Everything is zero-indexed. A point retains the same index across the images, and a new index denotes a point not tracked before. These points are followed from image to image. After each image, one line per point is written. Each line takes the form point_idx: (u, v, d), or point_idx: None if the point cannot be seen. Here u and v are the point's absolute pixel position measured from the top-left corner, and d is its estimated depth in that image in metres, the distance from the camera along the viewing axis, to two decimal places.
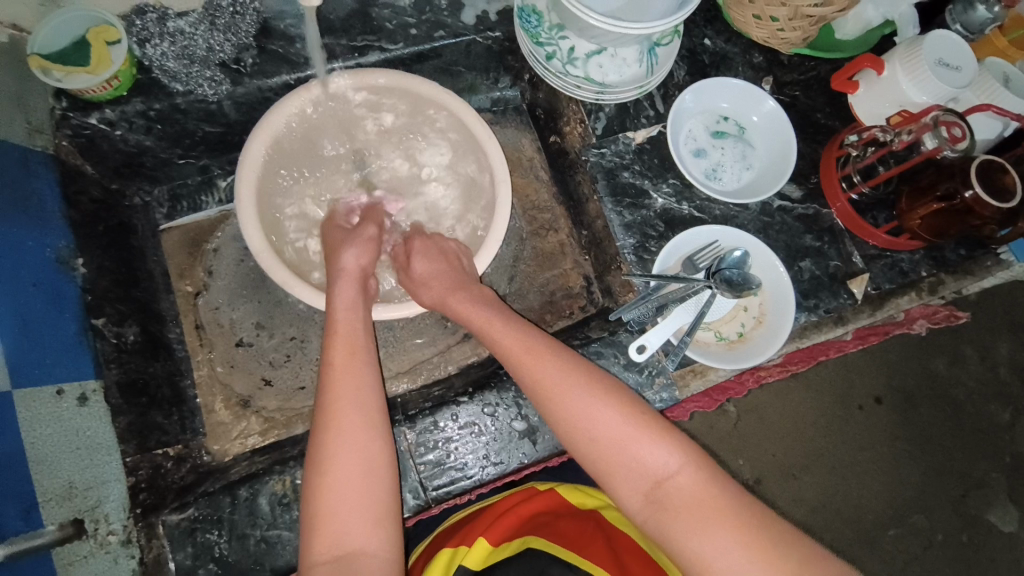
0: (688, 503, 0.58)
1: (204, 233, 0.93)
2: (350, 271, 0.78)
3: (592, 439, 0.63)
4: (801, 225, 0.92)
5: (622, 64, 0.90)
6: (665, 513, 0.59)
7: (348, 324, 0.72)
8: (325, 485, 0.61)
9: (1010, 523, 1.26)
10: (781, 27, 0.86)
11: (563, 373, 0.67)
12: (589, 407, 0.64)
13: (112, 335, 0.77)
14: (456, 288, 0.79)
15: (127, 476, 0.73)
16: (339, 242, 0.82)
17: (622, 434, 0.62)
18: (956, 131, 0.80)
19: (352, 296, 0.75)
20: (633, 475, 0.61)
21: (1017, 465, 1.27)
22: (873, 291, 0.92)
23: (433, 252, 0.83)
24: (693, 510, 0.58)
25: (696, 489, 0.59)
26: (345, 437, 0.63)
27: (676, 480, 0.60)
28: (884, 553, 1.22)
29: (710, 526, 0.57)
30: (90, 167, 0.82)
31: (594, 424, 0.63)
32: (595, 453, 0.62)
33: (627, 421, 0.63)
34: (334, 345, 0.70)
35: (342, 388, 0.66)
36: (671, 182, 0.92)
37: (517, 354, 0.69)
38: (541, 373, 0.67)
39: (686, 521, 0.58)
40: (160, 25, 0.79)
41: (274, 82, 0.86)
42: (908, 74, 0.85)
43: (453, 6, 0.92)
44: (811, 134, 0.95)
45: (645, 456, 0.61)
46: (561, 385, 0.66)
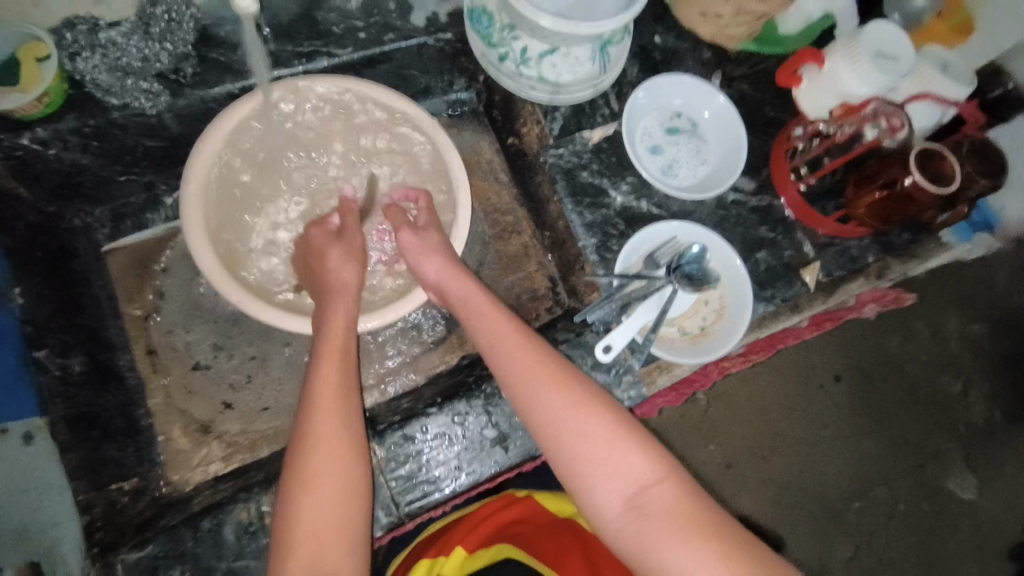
0: (670, 510, 0.59)
1: (151, 252, 0.90)
2: (345, 286, 0.76)
3: (577, 441, 0.63)
4: (755, 217, 0.94)
5: (576, 63, 0.90)
6: (644, 521, 0.59)
7: (334, 342, 0.70)
8: (304, 509, 0.61)
9: (968, 490, 1.32)
10: (725, 22, 0.89)
11: (552, 377, 0.66)
12: (574, 417, 0.64)
13: (56, 368, 0.73)
14: (448, 292, 0.77)
15: (81, 514, 0.70)
16: (325, 250, 0.79)
17: (609, 437, 0.62)
18: (895, 122, 0.85)
19: (348, 313, 0.74)
20: (617, 478, 0.61)
21: (971, 434, 1.34)
22: (825, 278, 0.95)
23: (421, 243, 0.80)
24: (673, 518, 0.58)
25: (675, 499, 0.60)
26: (329, 462, 0.62)
27: (658, 488, 0.60)
28: (851, 526, 1.27)
29: (690, 538, 0.57)
30: (25, 191, 0.77)
31: (580, 433, 0.63)
32: (576, 460, 0.62)
33: (612, 428, 0.63)
34: (324, 362, 0.67)
35: (328, 411, 0.65)
36: (629, 180, 0.93)
37: (507, 359, 0.69)
38: (530, 380, 0.66)
39: (666, 531, 0.58)
40: (91, 37, 0.74)
41: (217, 92, 0.83)
42: (850, 66, 0.86)
43: (401, 8, 0.90)
44: (761, 127, 0.97)
45: (630, 464, 0.61)
46: (545, 393, 0.65)
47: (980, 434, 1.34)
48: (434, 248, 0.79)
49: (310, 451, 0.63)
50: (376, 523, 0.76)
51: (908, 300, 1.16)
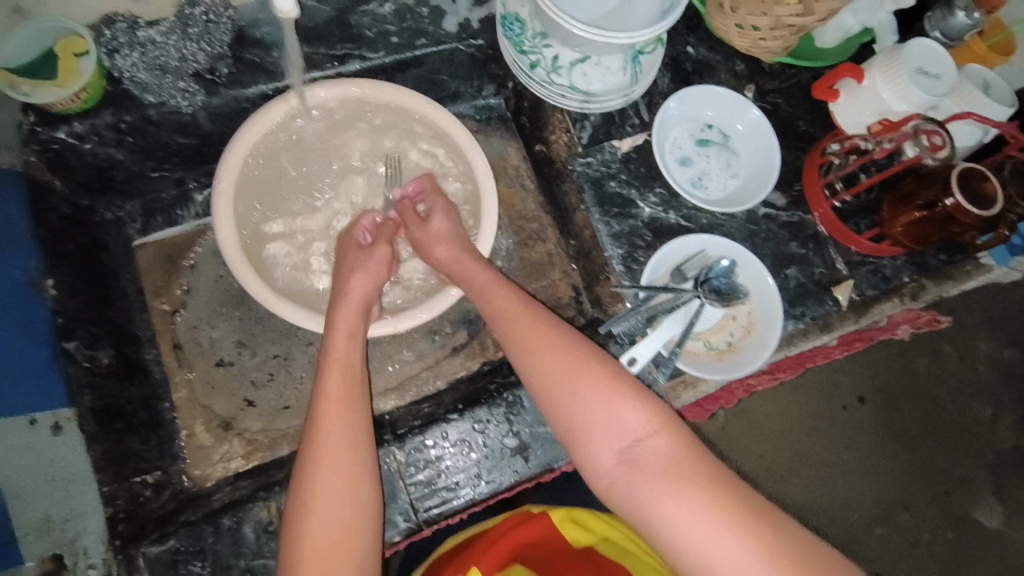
0: (663, 463, 0.61)
1: (180, 248, 0.90)
2: (355, 301, 0.76)
3: (573, 402, 0.66)
4: (786, 232, 0.93)
5: (607, 71, 0.90)
6: (638, 474, 0.62)
7: (342, 359, 0.71)
8: (308, 530, 0.61)
9: (995, 520, 1.28)
10: (763, 37, 0.85)
11: (550, 347, 0.69)
12: (573, 382, 0.67)
13: (85, 359, 0.73)
14: (453, 271, 0.80)
15: (105, 505, 0.70)
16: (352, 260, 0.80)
17: (602, 396, 0.65)
18: (937, 140, 0.81)
19: (352, 328, 0.74)
20: (609, 435, 0.64)
21: (999, 462, 1.30)
22: (857, 297, 0.93)
23: (446, 231, 0.81)
24: (664, 469, 0.61)
25: (668, 452, 0.62)
26: (332, 479, 0.63)
27: (651, 442, 0.63)
28: (872, 553, 1.23)
29: (682, 487, 0.60)
30: (60, 183, 0.78)
31: (579, 396, 0.66)
32: (574, 418, 0.66)
33: (607, 389, 0.66)
34: (328, 380, 0.69)
35: (333, 427, 0.66)
36: (658, 191, 0.92)
37: (508, 324, 0.73)
38: (534, 346, 0.70)
39: (658, 480, 0.61)
40: (130, 34, 0.75)
41: (251, 92, 0.84)
42: (889, 84, 0.85)
43: (434, 13, 0.91)
44: (794, 141, 0.96)
45: (626, 419, 0.64)
46: (544, 361, 0.69)
47: (1010, 463, 1.30)
48: (447, 239, 0.81)
49: (315, 469, 0.64)
50: (394, 528, 0.75)
51: (944, 324, 1.13)
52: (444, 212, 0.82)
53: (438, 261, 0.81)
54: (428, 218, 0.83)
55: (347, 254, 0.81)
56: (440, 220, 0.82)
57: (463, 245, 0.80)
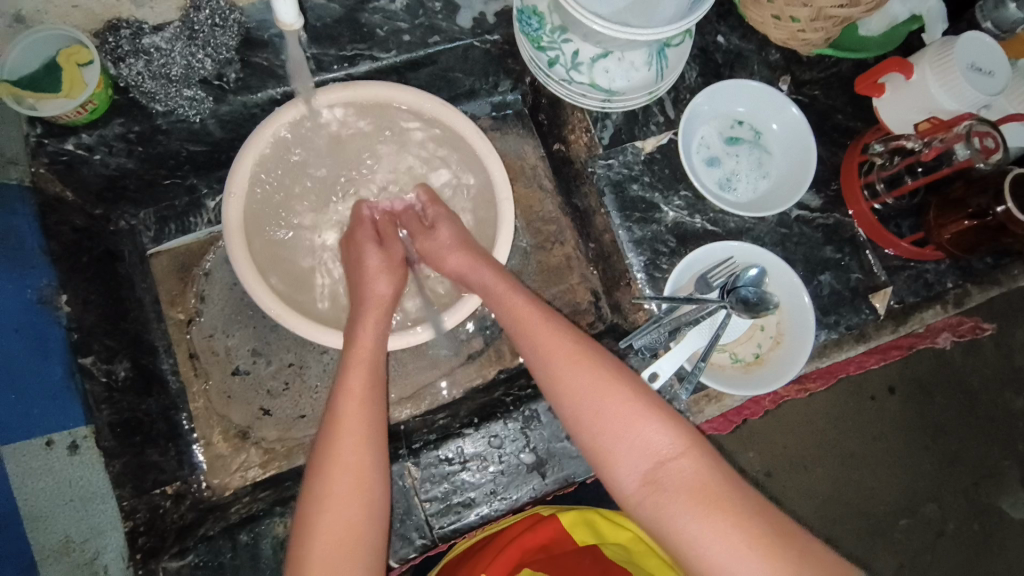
0: (690, 485, 0.58)
1: (193, 257, 0.90)
2: (379, 301, 0.75)
3: (598, 418, 0.63)
4: (820, 236, 0.87)
5: (631, 67, 0.84)
6: (663, 495, 0.59)
7: (361, 361, 0.69)
8: (316, 531, 0.60)
9: (1020, 509, 1.23)
10: (802, 29, 0.79)
11: (574, 359, 0.66)
12: (596, 394, 0.64)
13: (102, 374, 0.74)
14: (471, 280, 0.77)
15: (124, 520, 0.71)
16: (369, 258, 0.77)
17: (628, 412, 0.62)
18: (989, 142, 0.76)
19: (377, 328, 0.73)
20: (635, 454, 0.61)
21: None
22: (896, 305, 0.87)
23: (455, 239, 0.79)
24: (691, 492, 0.58)
25: (695, 474, 0.59)
26: (345, 480, 0.62)
27: (678, 462, 0.60)
28: (896, 546, 1.18)
29: (709, 513, 0.56)
30: (71, 194, 0.78)
31: (602, 410, 0.63)
32: (594, 430, 0.63)
33: (632, 405, 0.63)
34: (348, 379, 0.67)
35: (350, 428, 0.64)
36: (683, 194, 0.87)
37: (530, 334, 0.69)
38: (559, 356, 0.67)
39: (684, 504, 0.57)
40: (134, 42, 0.74)
41: (260, 97, 0.82)
42: (940, 79, 0.78)
43: (448, 8, 0.86)
44: (831, 137, 0.90)
45: (650, 438, 0.61)
46: (567, 372, 0.66)
47: None
48: (456, 243, 0.78)
49: (329, 469, 0.62)
50: (410, 545, 0.74)
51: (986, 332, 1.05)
52: (446, 222, 0.80)
53: (452, 269, 0.78)
54: (433, 228, 0.80)
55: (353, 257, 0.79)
56: (446, 229, 0.79)
57: (473, 250, 0.77)
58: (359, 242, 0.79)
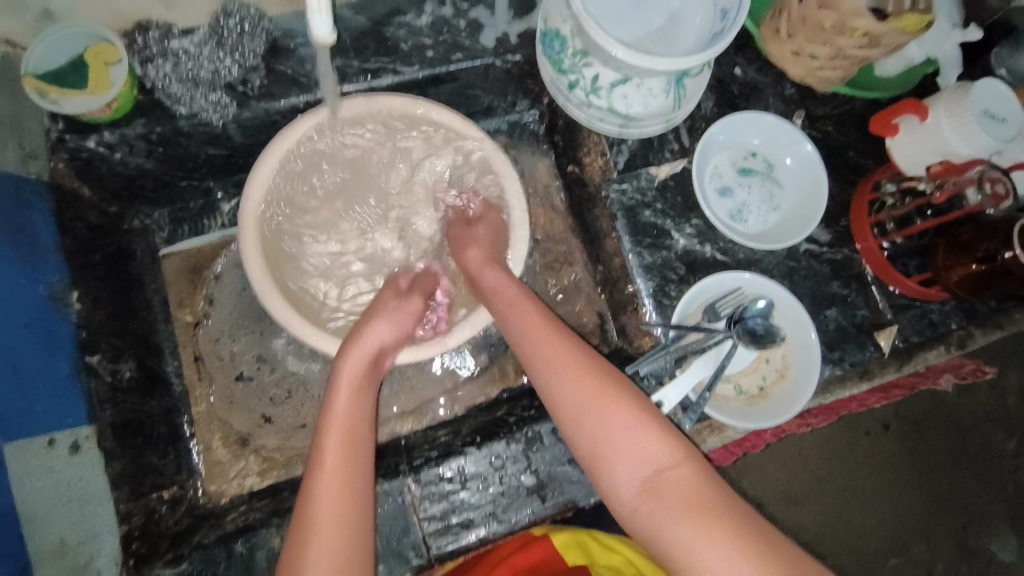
0: (683, 495, 0.58)
1: (204, 259, 0.90)
2: (393, 309, 0.76)
3: (596, 425, 0.63)
4: (828, 271, 0.88)
5: (649, 94, 0.85)
6: (659, 504, 0.58)
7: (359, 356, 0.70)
8: (312, 526, 0.58)
9: (1009, 552, 1.21)
10: (820, 66, 0.80)
11: (575, 364, 0.67)
12: (594, 400, 0.64)
13: (107, 373, 0.73)
14: (482, 281, 0.78)
15: (120, 524, 0.70)
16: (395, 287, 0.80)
17: (625, 420, 0.63)
18: (1000, 189, 0.78)
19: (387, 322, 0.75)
20: (631, 461, 0.61)
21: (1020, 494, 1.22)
22: (900, 344, 0.88)
23: (488, 240, 0.81)
24: (685, 503, 0.58)
25: (690, 485, 0.59)
26: (336, 477, 0.61)
27: (673, 473, 0.60)
28: None
29: (704, 524, 0.56)
30: (87, 191, 0.78)
31: (602, 417, 0.63)
32: (593, 434, 0.63)
33: (628, 413, 0.63)
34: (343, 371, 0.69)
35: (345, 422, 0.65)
36: (694, 223, 0.88)
37: (532, 339, 0.71)
38: (556, 366, 0.67)
39: (679, 514, 0.57)
40: (162, 44, 0.75)
41: (282, 105, 0.81)
42: (953, 124, 0.79)
43: (471, 27, 0.87)
44: (843, 174, 0.91)
45: (646, 448, 0.61)
46: (568, 378, 0.66)
47: None
48: (482, 242, 0.81)
49: (323, 462, 0.62)
50: (406, 565, 0.74)
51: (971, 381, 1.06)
52: (486, 222, 0.83)
53: (472, 267, 0.80)
54: (471, 223, 0.84)
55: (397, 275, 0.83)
56: (482, 227, 0.83)
57: (492, 252, 0.80)
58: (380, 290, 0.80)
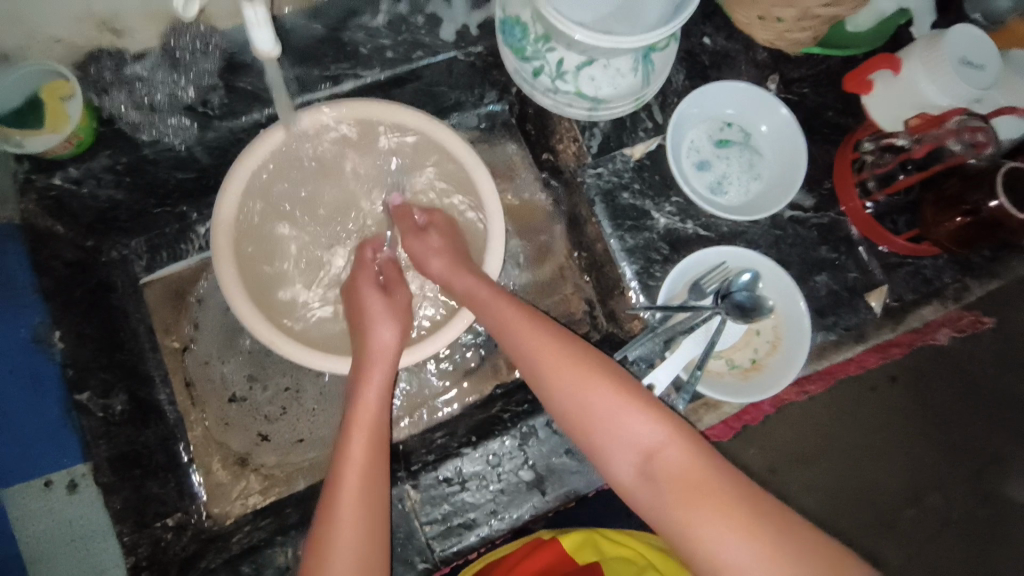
0: (678, 477, 0.58)
1: (187, 283, 0.89)
2: (386, 348, 0.73)
3: (587, 419, 0.63)
4: (815, 235, 0.87)
5: (616, 74, 0.83)
6: (656, 486, 0.59)
7: (383, 351, 0.73)
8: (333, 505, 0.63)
9: None
10: (789, 28, 0.78)
11: (560, 360, 0.66)
12: (581, 395, 0.64)
13: (99, 410, 0.74)
14: (455, 286, 0.77)
15: (126, 556, 0.70)
16: (377, 312, 0.76)
17: (615, 409, 0.62)
18: (980, 137, 0.74)
19: (389, 351, 0.73)
20: (624, 449, 0.61)
21: None
22: (895, 304, 0.86)
23: (449, 242, 0.80)
24: (681, 484, 0.57)
25: (687, 466, 0.58)
26: (355, 466, 0.65)
27: (664, 454, 0.59)
28: (903, 534, 1.15)
29: (700, 505, 0.56)
30: (62, 227, 0.78)
31: (591, 410, 0.63)
32: (586, 427, 0.63)
33: (615, 401, 0.62)
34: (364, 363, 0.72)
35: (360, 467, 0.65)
36: (674, 200, 0.86)
37: (514, 338, 0.69)
38: (541, 358, 0.67)
39: (675, 495, 0.57)
40: (117, 72, 0.72)
41: (246, 122, 0.83)
42: (930, 76, 0.76)
43: (429, 23, 0.86)
44: (825, 136, 0.88)
45: (636, 434, 0.61)
46: (554, 375, 0.65)
47: None
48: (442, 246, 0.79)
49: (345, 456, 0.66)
50: (412, 570, 0.74)
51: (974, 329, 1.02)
52: (439, 230, 0.81)
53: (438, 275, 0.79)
54: (425, 232, 0.81)
55: (363, 299, 0.77)
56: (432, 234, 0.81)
57: (455, 257, 0.78)
58: (361, 286, 0.78)
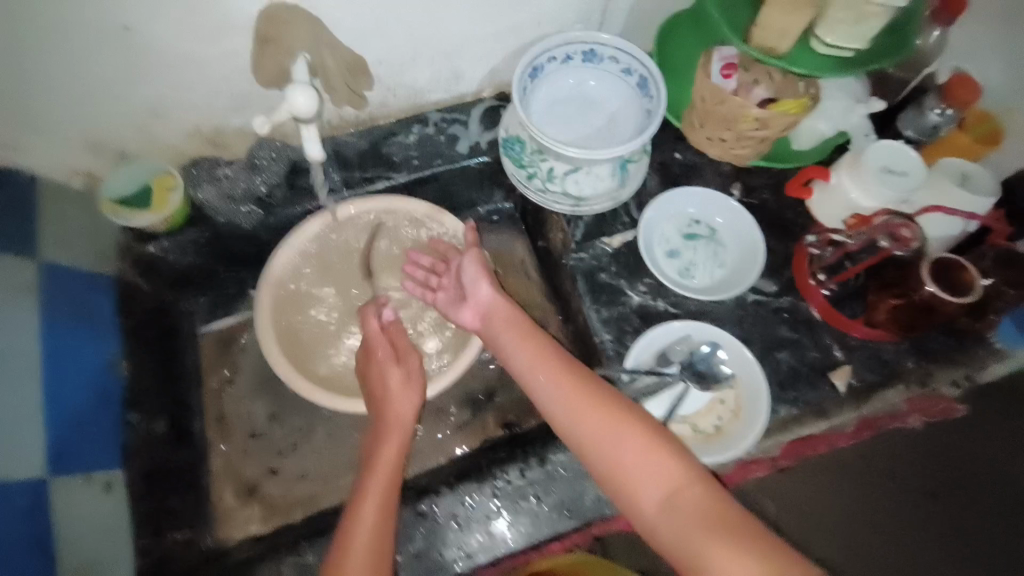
0: (700, 512, 0.62)
1: (234, 334, 1.07)
2: (404, 411, 0.83)
3: (611, 457, 0.67)
4: (776, 317, 0.96)
5: (596, 178, 1.01)
6: (679, 521, 0.62)
7: (400, 411, 0.83)
8: (351, 544, 0.70)
9: None
10: (731, 146, 0.96)
11: (587, 400, 0.71)
12: (608, 433, 0.68)
13: (144, 428, 0.88)
14: (492, 325, 0.84)
15: (138, 557, 0.80)
16: (389, 384, 0.85)
17: (639, 448, 0.66)
18: (906, 233, 0.84)
19: (405, 414, 0.83)
20: (648, 486, 0.65)
21: None
22: (857, 383, 0.92)
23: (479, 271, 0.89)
24: (703, 519, 0.61)
25: (705, 503, 0.63)
26: (376, 512, 0.73)
27: (685, 492, 0.64)
28: None
29: (722, 538, 0.59)
30: (148, 285, 0.98)
31: (616, 448, 0.67)
32: (611, 465, 0.67)
33: (639, 442, 0.67)
34: (388, 422, 0.82)
35: (370, 528, 0.71)
36: (647, 281, 0.99)
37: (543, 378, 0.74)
38: (566, 397, 0.71)
39: (699, 531, 0.61)
40: (211, 173, 0.99)
41: (299, 210, 1.03)
42: (854, 182, 0.89)
43: (450, 139, 1.10)
44: (782, 232, 1.01)
45: (660, 473, 0.65)
46: (582, 414, 0.70)
47: None
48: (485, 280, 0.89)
49: (364, 499, 0.74)
50: None
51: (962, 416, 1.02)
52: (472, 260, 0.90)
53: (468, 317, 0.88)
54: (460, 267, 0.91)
55: (375, 369, 0.87)
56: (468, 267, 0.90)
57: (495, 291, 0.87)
58: (380, 358, 0.87)
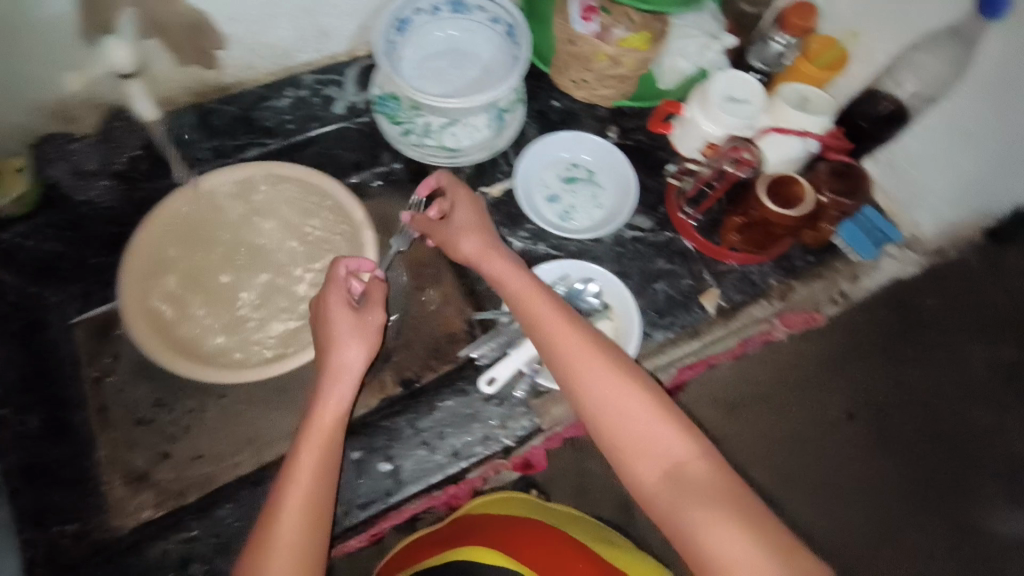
0: (702, 483, 0.59)
1: (112, 322, 0.96)
2: (352, 370, 0.74)
3: (616, 417, 0.64)
4: (652, 250, 1.01)
5: (473, 129, 1.02)
6: (679, 491, 0.60)
7: (343, 371, 0.74)
8: (277, 510, 0.65)
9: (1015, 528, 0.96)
10: (595, 86, 1.02)
11: (593, 358, 0.67)
12: (616, 392, 0.65)
13: (16, 423, 0.86)
14: (484, 270, 0.79)
15: (23, 550, 0.81)
16: (342, 330, 0.76)
17: (642, 411, 0.64)
18: (745, 154, 0.93)
19: (352, 370, 0.74)
20: (653, 451, 0.62)
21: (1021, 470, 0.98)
22: (726, 304, 0.99)
23: (474, 215, 0.83)
24: (705, 489, 0.59)
25: (707, 475, 0.60)
26: (308, 483, 0.66)
27: (687, 462, 0.61)
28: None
29: (715, 510, 0.57)
30: (8, 276, 0.93)
31: (620, 408, 0.64)
32: (613, 427, 0.64)
33: (646, 406, 0.64)
34: (330, 390, 0.73)
35: (303, 490, 0.66)
36: (528, 227, 1.01)
37: (549, 337, 0.70)
38: (576, 356, 0.68)
39: (695, 501, 0.58)
40: (60, 149, 0.95)
41: (163, 184, 1.00)
42: (700, 113, 0.96)
43: (324, 101, 1.07)
44: (657, 170, 1.05)
45: (665, 440, 0.62)
46: (594, 374, 0.66)
47: None
48: (470, 226, 0.81)
49: (294, 469, 0.67)
50: None
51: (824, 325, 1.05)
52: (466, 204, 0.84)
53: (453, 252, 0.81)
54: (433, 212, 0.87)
55: (329, 320, 0.76)
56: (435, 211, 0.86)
57: (485, 233, 0.81)
58: (332, 305, 0.77)
